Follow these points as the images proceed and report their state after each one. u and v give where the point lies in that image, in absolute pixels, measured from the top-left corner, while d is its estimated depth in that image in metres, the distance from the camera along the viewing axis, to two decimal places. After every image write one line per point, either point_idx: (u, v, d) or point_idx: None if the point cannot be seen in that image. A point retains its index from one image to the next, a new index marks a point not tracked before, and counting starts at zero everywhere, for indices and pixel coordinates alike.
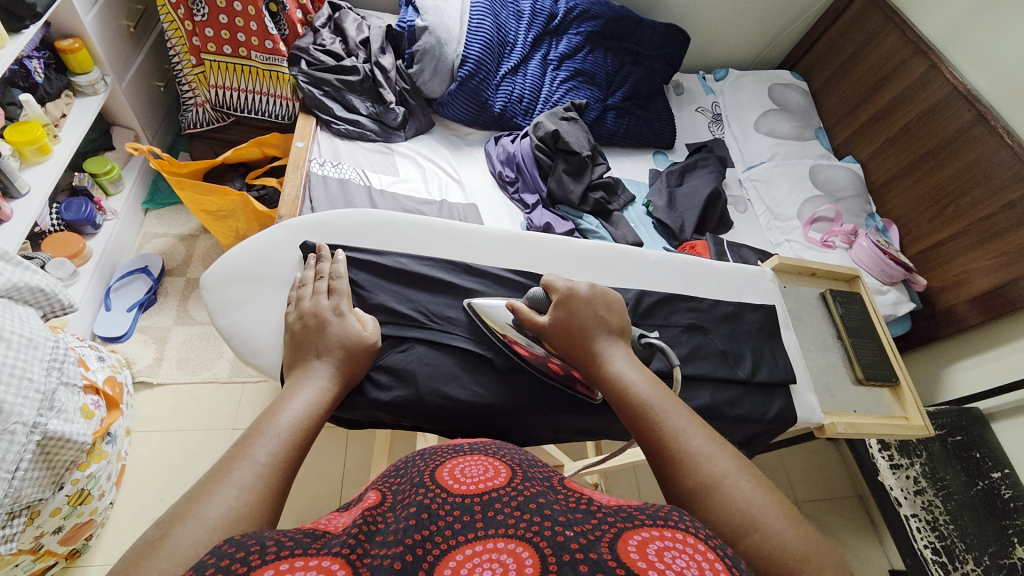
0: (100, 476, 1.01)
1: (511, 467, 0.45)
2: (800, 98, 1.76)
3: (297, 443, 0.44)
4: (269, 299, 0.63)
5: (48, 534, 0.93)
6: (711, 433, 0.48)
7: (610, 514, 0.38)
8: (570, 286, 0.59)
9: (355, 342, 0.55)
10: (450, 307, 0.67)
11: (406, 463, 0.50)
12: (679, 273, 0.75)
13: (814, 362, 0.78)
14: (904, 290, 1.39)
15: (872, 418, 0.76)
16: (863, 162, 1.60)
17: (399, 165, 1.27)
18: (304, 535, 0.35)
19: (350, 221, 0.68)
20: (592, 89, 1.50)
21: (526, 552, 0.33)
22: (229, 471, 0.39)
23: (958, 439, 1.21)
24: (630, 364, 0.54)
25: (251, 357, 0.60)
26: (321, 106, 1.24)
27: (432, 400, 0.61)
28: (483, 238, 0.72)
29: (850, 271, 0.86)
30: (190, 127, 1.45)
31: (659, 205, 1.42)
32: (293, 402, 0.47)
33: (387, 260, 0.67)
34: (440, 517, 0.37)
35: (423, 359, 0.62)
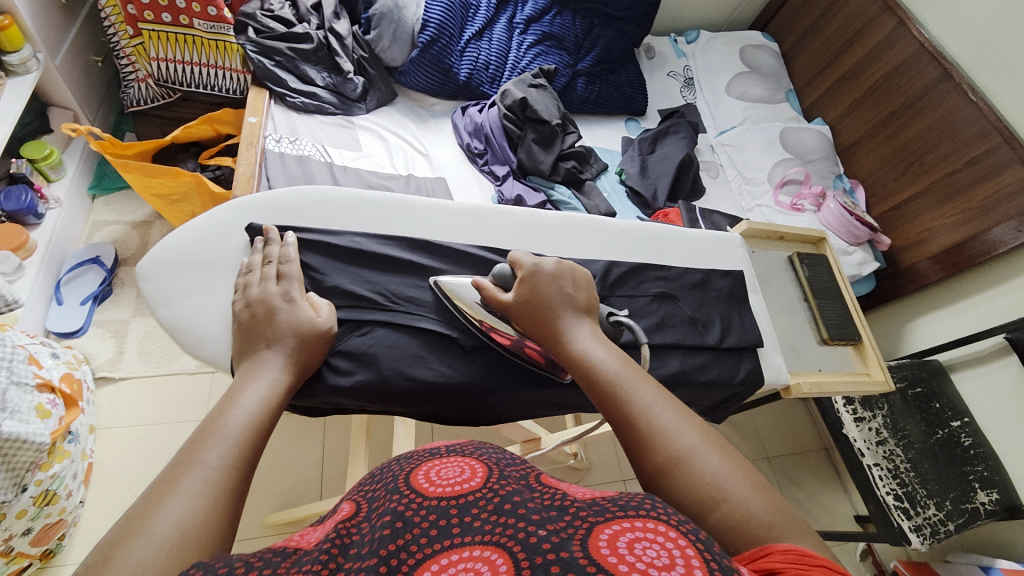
0: (65, 476, 0.97)
1: (489, 466, 0.44)
2: (771, 60, 1.74)
3: (251, 440, 0.42)
4: (216, 288, 0.59)
5: (18, 536, 0.90)
6: (678, 405, 0.48)
7: (583, 508, 0.38)
8: (536, 262, 0.58)
9: (308, 330, 0.53)
10: (412, 286, 0.64)
11: (379, 471, 0.49)
12: (646, 242, 0.74)
13: (782, 325, 0.79)
14: (869, 250, 1.42)
15: (836, 376, 0.77)
16: (832, 124, 1.61)
17: (362, 140, 1.21)
18: (274, 553, 0.35)
19: (302, 200, 0.65)
20: (561, 54, 1.45)
21: (501, 558, 0.33)
22: (177, 480, 0.37)
23: (918, 391, 1.27)
24: (594, 339, 0.53)
25: (198, 349, 0.57)
26: (273, 78, 1.16)
27: (397, 383, 0.60)
28: (445, 214, 0.70)
29: (817, 233, 0.86)
30: (133, 105, 1.35)
31: (631, 173, 1.42)
32: (243, 399, 0.45)
33: (343, 240, 0.64)
34: (413, 522, 0.37)
35: (386, 341, 0.61)
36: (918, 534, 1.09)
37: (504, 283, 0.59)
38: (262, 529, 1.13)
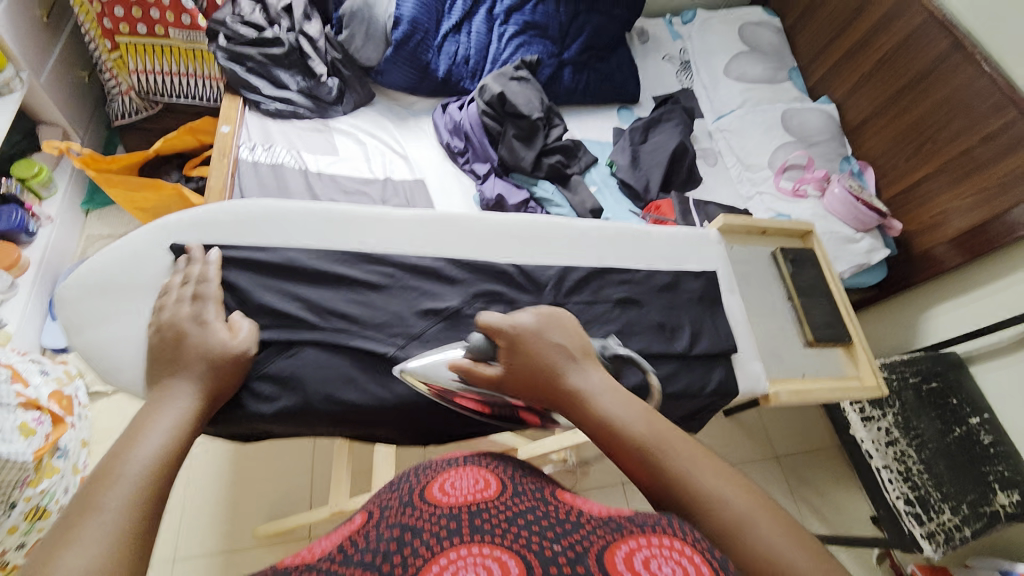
0: (56, 490, 0.97)
1: (502, 479, 0.47)
2: (772, 37, 1.65)
3: (156, 476, 0.41)
4: (133, 311, 0.57)
5: (12, 550, 0.92)
6: (716, 463, 0.45)
7: (597, 526, 0.39)
8: (515, 323, 0.54)
9: (221, 353, 0.52)
10: (348, 302, 0.62)
11: (397, 481, 0.52)
12: (600, 245, 0.70)
13: (762, 327, 0.74)
14: (879, 237, 1.34)
15: (821, 381, 0.72)
16: (839, 103, 1.51)
17: (338, 144, 1.19)
18: (272, 572, 0.37)
19: (233, 217, 0.62)
20: (545, 43, 1.39)
21: (511, 557, 0.35)
22: (72, 528, 0.35)
23: (934, 386, 1.18)
24: (609, 396, 0.49)
25: (111, 375, 0.56)
26: (246, 85, 1.14)
27: (324, 407, 0.58)
28: (390, 224, 0.66)
29: (804, 226, 0.79)
30: (117, 119, 1.36)
31: (621, 165, 1.37)
32: (149, 434, 0.44)
33: (275, 256, 0.62)
34: (424, 529, 0.39)
35: (316, 362, 0.59)
36: (931, 542, 1.02)
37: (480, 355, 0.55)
38: (255, 536, 1.14)
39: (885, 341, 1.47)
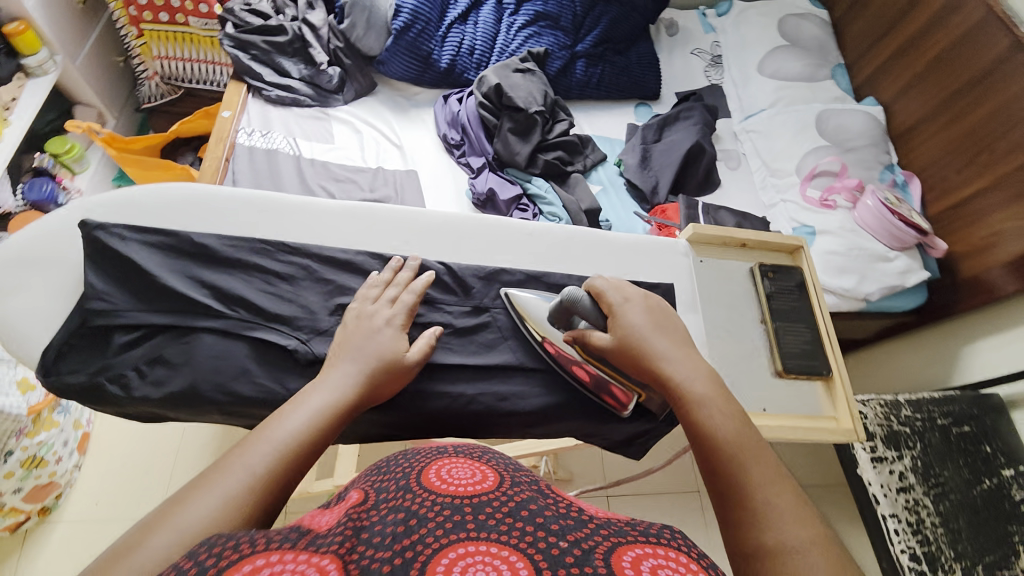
0: (54, 443, 1.02)
1: (499, 473, 0.44)
2: (816, 30, 1.49)
3: (293, 455, 0.43)
4: (50, 287, 0.55)
5: (9, 494, 0.97)
6: (797, 494, 0.41)
7: (603, 526, 0.37)
8: (625, 295, 0.58)
9: (390, 358, 0.53)
10: (259, 292, 0.57)
11: (385, 464, 0.48)
12: (547, 253, 0.69)
13: (723, 351, 0.68)
14: (918, 257, 1.18)
15: (785, 417, 0.66)
16: (887, 105, 1.35)
17: (335, 132, 1.19)
18: (289, 534, 0.35)
19: (152, 197, 0.59)
20: (556, 35, 1.34)
21: (519, 560, 0.32)
22: (213, 476, 0.39)
23: (965, 430, 1.03)
24: (705, 386, 0.50)
25: (19, 349, 0.54)
26: (250, 72, 1.16)
27: (214, 396, 0.53)
28: (323, 213, 0.64)
29: (791, 241, 0.73)
30: (146, 102, 1.43)
31: (630, 164, 1.28)
32: (297, 409, 0.46)
33: (186, 240, 0.57)
34: (427, 519, 0.36)
35: (210, 351, 0.54)
36: None
37: (579, 310, 0.59)
38: None
39: (917, 374, 1.31)
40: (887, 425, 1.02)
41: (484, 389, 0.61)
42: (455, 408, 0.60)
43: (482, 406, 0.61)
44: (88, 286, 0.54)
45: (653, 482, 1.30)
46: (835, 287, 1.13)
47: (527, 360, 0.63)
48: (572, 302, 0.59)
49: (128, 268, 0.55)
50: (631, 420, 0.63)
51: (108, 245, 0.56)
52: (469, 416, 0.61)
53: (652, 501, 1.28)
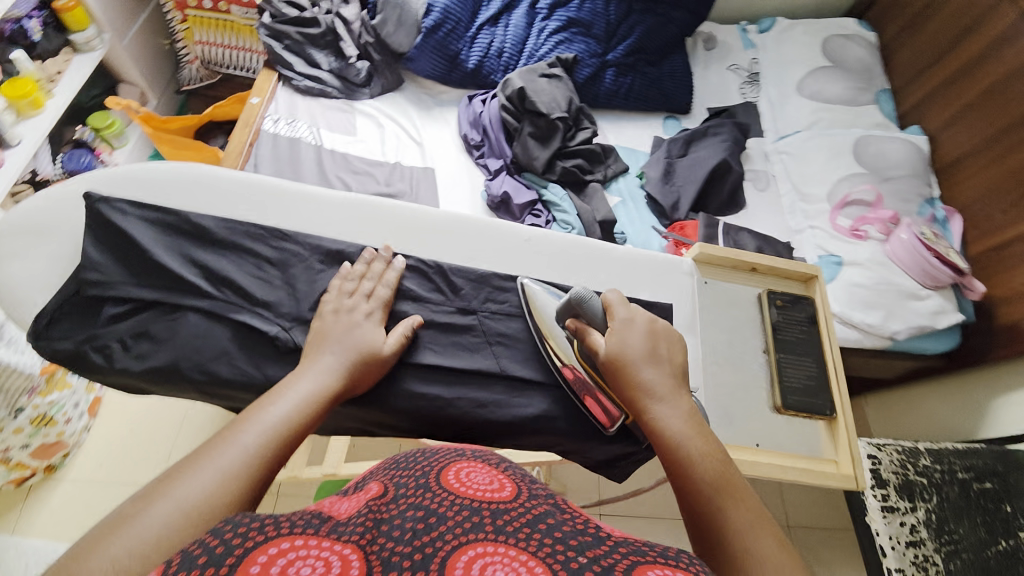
0: (64, 404, 1.05)
1: (519, 483, 0.40)
2: (863, 53, 1.42)
3: (284, 437, 0.44)
4: (52, 254, 0.57)
5: (16, 448, 1.01)
6: (779, 538, 0.40)
7: (624, 542, 0.34)
8: (631, 315, 0.55)
9: (370, 353, 0.53)
10: (247, 275, 0.58)
11: (405, 457, 0.45)
12: (545, 260, 0.67)
13: (719, 379, 0.66)
14: (952, 297, 1.11)
15: (780, 455, 0.63)
16: (932, 136, 1.28)
17: (358, 125, 1.21)
18: (308, 518, 0.34)
19: (156, 174, 0.61)
20: (588, 42, 1.33)
21: (537, 565, 0.31)
22: (212, 453, 0.40)
23: (987, 487, 0.96)
24: (687, 422, 0.49)
25: (16, 311, 0.56)
26: (283, 62, 1.20)
27: (193, 375, 0.54)
28: (322, 203, 0.63)
29: (803, 271, 0.72)
30: (184, 84, 1.47)
31: (651, 178, 1.25)
32: (288, 394, 0.47)
33: (183, 219, 0.58)
34: (444, 518, 0.35)
35: (194, 330, 0.55)
36: None
37: (584, 313, 0.56)
38: None
39: (943, 424, 1.24)
40: (902, 473, 0.98)
41: (462, 394, 0.59)
42: (430, 410, 0.58)
43: (459, 410, 0.60)
44: (84, 257, 0.55)
45: (648, 505, 1.26)
46: (859, 321, 1.07)
47: (509, 368, 0.61)
48: (578, 302, 0.56)
49: (122, 241, 0.56)
50: (613, 440, 0.60)
51: (109, 218, 0.57)
52: (446, 421, 0.59)
53: (646, 524, 1.24)
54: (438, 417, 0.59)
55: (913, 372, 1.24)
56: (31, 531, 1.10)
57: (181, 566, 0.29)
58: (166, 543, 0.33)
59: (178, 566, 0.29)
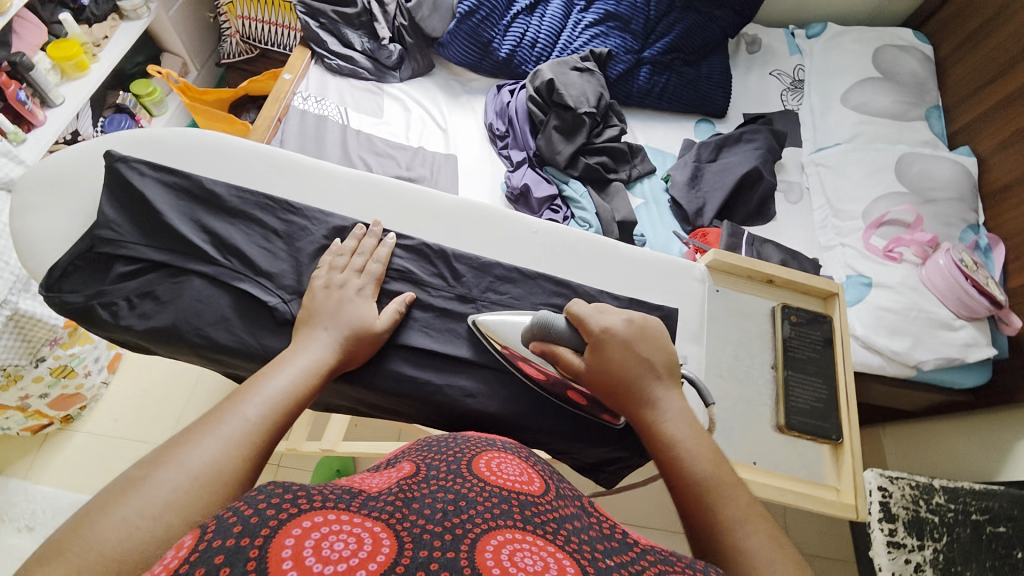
0: (85, 357, 1.10)
1: (548, 479, 0.42)
2: (916, 65, 1.34)
3: (285, 409, 0.45)
4: (71, 210, 0.59)
5: (36, 396, 1.06)
6: (770, 530, 0.41)
7: (651, 553, 0.34)
8: (605, 326, 0.52)
9: (363, 329, 0.53)
10: (253, 245, 0.58)
11: (433, 441, 0.45)
12: (550, 254, 0.66)
13: (721, 392, 0.64)
14: (987, 331, 1.04)
15: (777, 476, 0.61)
16: (983, 158, 1.20)
17: (385, 107, 1.21)
18: (341, 491, 0.34)
19: (178, 139, 0.62)
20: (624, 37, 1.30)
21: (566, 559, 0.31)
22: (218, 423, 0.41)
23: (999, 531, 0.91)
24: (681, 420, 0.48)
25: (34, 263, 0.58)
26: (317, 39, 1.20)
27: (191, 339, 0.55)
28: (333, 179, 0.64)
29: (821, 287, 0.69)
30: (225, 58, 1.51)
31: (677, 181, 1.21)
32: (288, 367, 0.48)
33: (197, 185, 0.59)
34: (475, 501, 0.34)
35: (196, 294, 0.55)
36: None
37: (550, 335, 0.54)
38: None
39: (966, 463, 1.17)
40: (913, 509, 0.93)
41: (452, 381, 0.58)
42: (419, 395, 0.57)
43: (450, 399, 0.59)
44: (101, 215, 0.57)
45: (644, 513, 1.24)
46: (883, 347, 1.01)
47: (502, 361, 0.60)
48: (544, 325, 0.54)
49: (137, 201, 0.58)
50: (603, 443, 0.59)
51: (127, 177, 0.58)
52: (435, 408, 0.59)
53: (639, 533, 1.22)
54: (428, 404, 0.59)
55: (938, 406, 1.17)
56: (42, 476, 1.16)
57: (217, 533, 0.28)
58: (173, 506, 0.35)
59: (214, 534, 0.28)
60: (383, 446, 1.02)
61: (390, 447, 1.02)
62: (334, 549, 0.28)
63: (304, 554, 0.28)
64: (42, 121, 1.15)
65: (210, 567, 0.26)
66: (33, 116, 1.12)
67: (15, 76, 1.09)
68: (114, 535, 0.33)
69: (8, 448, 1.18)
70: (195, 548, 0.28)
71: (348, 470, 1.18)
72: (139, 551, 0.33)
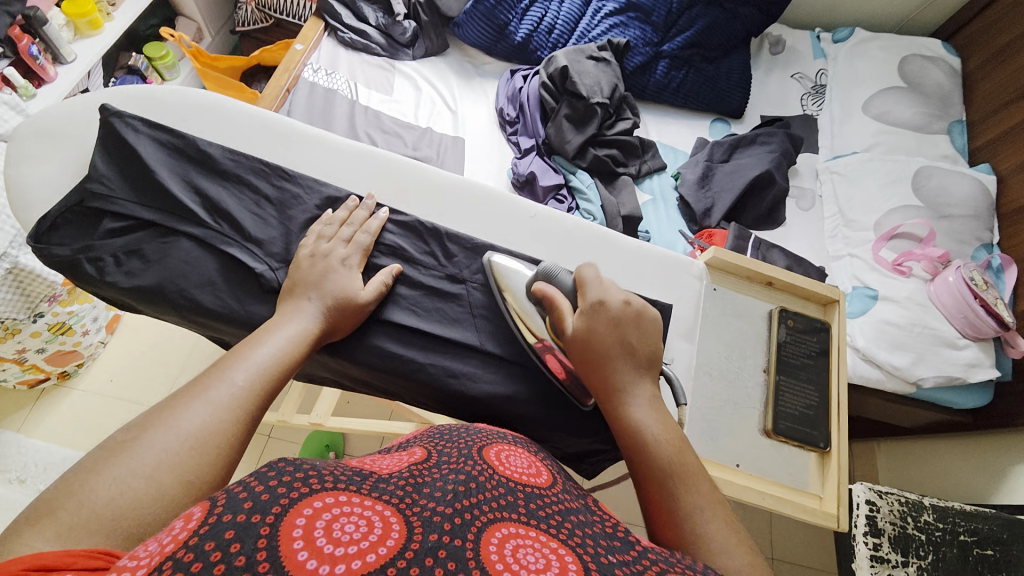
0: (83, 316, 1.10)
1: (554, 474, 0.40)
2: (943, 77, 1.31)
3: (276, 374, 0.44)
4: (65, 162, 0.59)
5: (32, 350, 1.06)
6: (728, 518, 0.42)
7: (653, 549, 0.33)
8: (601, 298, 0.51)
9: (347, 301, 0.53)
10: (245, 211, 0.58)
11: (446, 430, 0.43)
12: (545, 239, 0.64)
13: (708, 392, 0.63)
14: (992, 352, 1.02)
15: (759, 481, 0.60)
16: (1002, 177, 1.17)
17: (396, 85, 1.20)
18: (351, 472, 0.32)
19: (178, 99, 0.62)
20: (644, 29, 1.27)
21: (568, 554, 0.30)
22: (207, 388, 0.40)
23: (987, 553, 0.88)
24: (646, 409, 0.47)
25: (23, 212, 0.58)
26: (332, 11, 1.19)
27: (177, 300, 0.54)
28: (330, 149, 0.63)
29: (822, 292, 0.67)
30: (240, 26, 1.49)
31: (687, 179, 1.19)
32: (274, 336, 0.47)
33: (193, 145, 0.59)
34: (485, 490, 0.33)
35: (185, 256, 0.55)
36: None
37: (553, 285, 0.56)
38: None
39: (958, 484, 1.16)
40: (900, 525, 0.93)
41: (436, 361, 0.57)
42: (402, 372, 0.57)
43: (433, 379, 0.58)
44: (93, 168, 0.56)
45: (629, 511, 1.23)
46: (883, 361, 1.00)
47: (488, 345, 0.59)
48: (548, 276, 0.57)
49: (131, 158, 0.57)
50: (584, 435, 0.58)
51: (121, 133, 0.58)
52: (417, 388, 0.58)
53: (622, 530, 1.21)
54: (410, 384, 0.58)
55: (936, 425, 1.15)
56: (36, 429, 1.17)
57: (227, 506, 0.26)
58: (163, 466, 0.35)
59: (224, 509, 0.26)
60: (371, 424, 1.02)
61: (378, 426, 1.02)
62: (346, 531, 0.27)
63: (315, 536, 0.26)
64: (53, 77, 1.14)
65: (220, 542, 0.24)
66: (44, 72, 1.12)
67: (27, 29, 1.08)
68: (106, 495, 0.32)
69: (5, 400, 1.19)
70: (203, 521, 0.26)
71: (336, 447, 1.18)
72: (131, 509, 0.32)
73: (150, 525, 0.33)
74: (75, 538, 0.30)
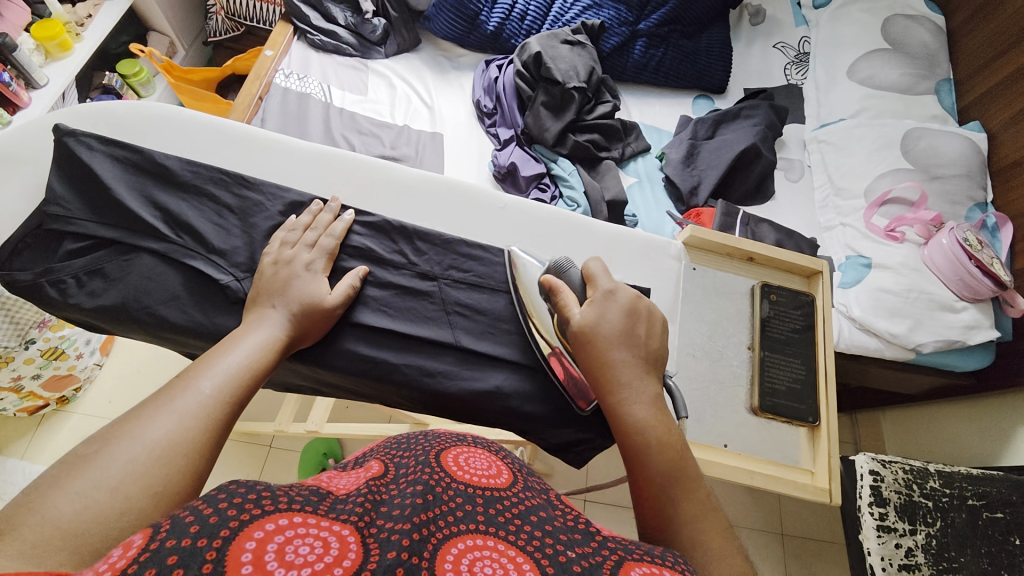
0: (76, 339, 1.10)
1: (516, 471, 0.40)
2: (927, 36, 1.26)
3: (243, 382, 0.44)
4: (23, 188, 0.58)
5: (28, 377, 1.06)
6: (722, 527, 0.41)
7: (613, 539, 0.33)
8: (612, 288, 0.52)
9: (314, 305, 0.52)
10: (207, 222, 0.57)
11: (401, 439, 0.43)
12: (516, 229, 0.64)
13: (693, 373, 0.62)
14: (990, 312, 1.00)
15: (746, 459, 0.59)
16: (992, 134, 1.15)
17: (370, 84, 1.18)
18: (308, 492, 0.32)
19: (133, 114, 0.61)
20: (618, 9, 1.25)
21: (524, 561, 0.29)
22: (172, 398, 0.40)
23: (997, 516, 0.89)
24: (648, 408, 0.46)
25: None
26: (299, 14, 1.17)
27: (142, 317, 0.54)
28: (289, 154, 0.63)
29: (805, 263, 0.66)
30: (211, 37, 1.47)
31: (671, 159, 1.17)
32: (240, 347, 0.46)
33: (151, 158, 0.58)
34: (442, 501, 0.33)
35: (148, 272, 0.55)
36: None
37: (562, 280, 0.54)
38: None
39: (966, 446, 1.15)
40: (906, 494, 0.91)
41: (411, 360, 0.57)
42: (377, 374, 0.56)
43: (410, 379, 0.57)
44: (49, 190, 0.55)
45: None
46: (880, 329, 0.98)
47: (464, 341, 0.58)
48: (558, 271, 0.55)
49: (87, 177, 0.56)
50: (566, 424, 0.57)
51: (75, 150, 0.57)
52: (396, 391, 0.57)
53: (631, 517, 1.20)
54: (385, 387, 0.57)
55: (938, 390, 1.14)
56: (39, 455, 1.18)
57: (171, 532, 0.25)
58: (131, 478, 0.34)
59: (168, 534, 0.25)
60: (368, 428, 1.01)
61: (374, 429, 1.01)
62: (300, 553, 0.26)
63: (266, 559, 0.25)
64: (27, 103, 1.13)
65: (162, 569, 0.23)
66: (18, 98, 1.11)
67: None
68: (70, 508, 0.31)
69: (6, 429, 1.20)
70: (146, 547, 0.25)
71: (335, 454, 1.17)
72: (97, 524, 0.31)
73: (116, 536, 0.32)
74: (42, 555, 0.29)
